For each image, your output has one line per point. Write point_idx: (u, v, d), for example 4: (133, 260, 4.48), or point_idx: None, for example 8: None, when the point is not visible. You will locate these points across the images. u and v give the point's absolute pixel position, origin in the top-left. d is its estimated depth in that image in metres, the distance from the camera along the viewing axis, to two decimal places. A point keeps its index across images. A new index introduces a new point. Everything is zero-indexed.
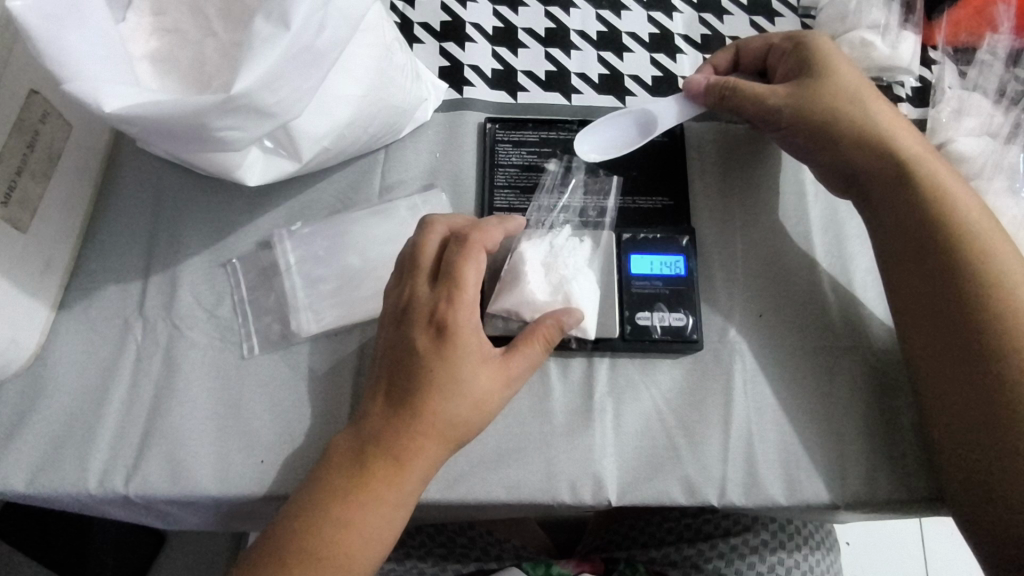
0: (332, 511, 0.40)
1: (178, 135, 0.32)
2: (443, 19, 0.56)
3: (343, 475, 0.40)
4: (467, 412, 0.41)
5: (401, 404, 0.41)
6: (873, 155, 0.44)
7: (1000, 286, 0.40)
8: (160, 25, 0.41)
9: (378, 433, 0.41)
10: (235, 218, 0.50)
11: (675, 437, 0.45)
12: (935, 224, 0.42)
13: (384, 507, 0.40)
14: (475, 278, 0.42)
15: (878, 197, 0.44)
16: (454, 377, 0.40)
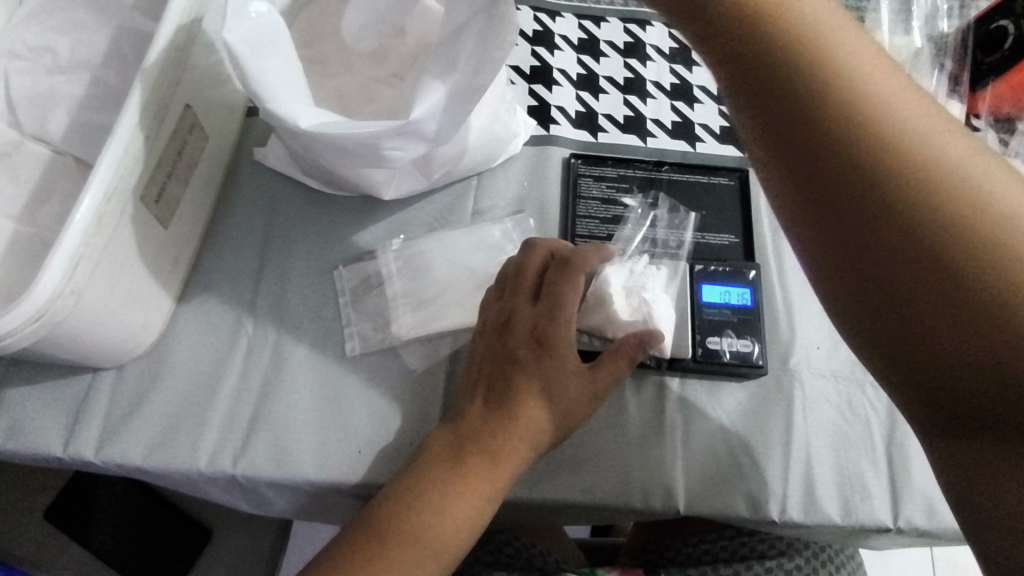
0: (429, 501, 0.42)
1: (351, 152, 0.37)
2: (533, 63, 0.62)
3: (441, 467, 0.44)
4: (559, 417, 0.45)
5: (502, 404, 0.45)
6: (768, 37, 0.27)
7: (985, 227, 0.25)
8: (308, 56, 0.46)
9: (477, 431, 0.44)
10: (341, 229, 0.55)
11: (739, 454, 0.49)
12: (910, 161, 0.25)
13: (477, 502, 0.43)
14: (573, 296, 0.47)
15: (823, 138, 0.26)
16: (550, 383, 0.45)
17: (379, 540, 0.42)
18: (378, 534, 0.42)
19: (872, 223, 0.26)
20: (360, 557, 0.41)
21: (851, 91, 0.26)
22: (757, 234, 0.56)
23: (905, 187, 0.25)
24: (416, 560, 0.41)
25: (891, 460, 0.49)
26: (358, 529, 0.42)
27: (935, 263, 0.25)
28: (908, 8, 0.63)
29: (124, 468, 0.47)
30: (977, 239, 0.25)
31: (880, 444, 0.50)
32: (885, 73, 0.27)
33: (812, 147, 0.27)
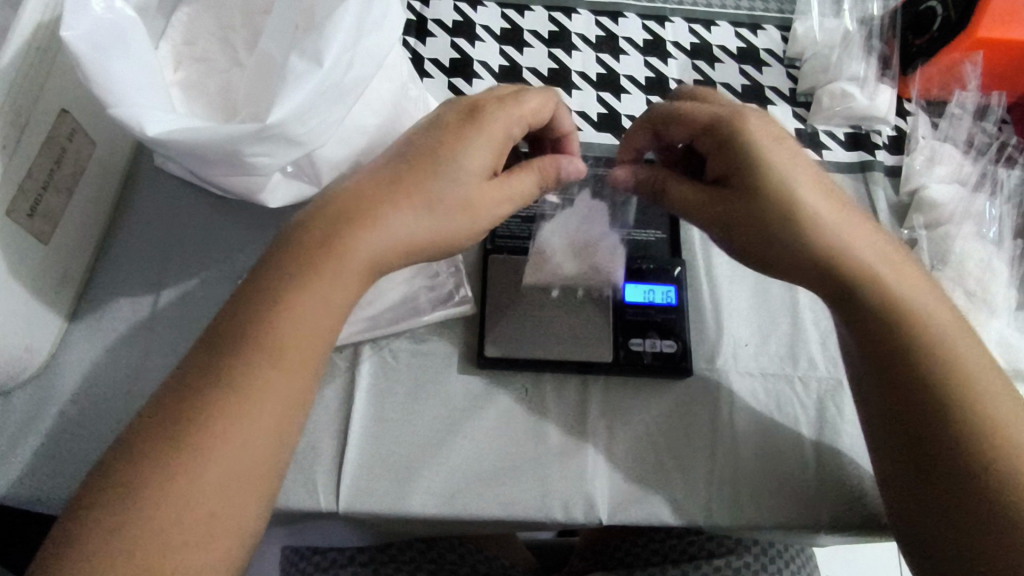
0: (180, 413, 0.35)
1: (211, 159, 0.34)
2: (452, 56, 0.60)
3: (187, 376, 0.37)
4: (350, 283, 0.39)
5: (267, 293, 0.38)
6: (795, 219, 0.41)
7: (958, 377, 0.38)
8: (189, 54, 0.43)
9: (235, 323, 0.37)
10: (247, 236, 0.52)
11: (664, 459, 0.47)
12: (901, 341, 0.39)
13: (248, 406, 0.36)
14: (493, 118, 0.43)
15: (814, 257, 0.41)
16: (392, 206, 0.40)
17: (133, 469, 0.34)
18: (131, 459, 0.34)
19: (897, 375, 0.39)
20: (113, 498, 0.33)
21: (822, 234, 0.41)
22: (684, 229, 0.54)
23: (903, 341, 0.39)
24: (184, 491, 0.34)
25: (819, 458, 0.48)
26: (103, 465, 0.35)
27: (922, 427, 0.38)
28: None
29: (10, 501, 0.44)
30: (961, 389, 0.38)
31: (809, 443, 0.48)
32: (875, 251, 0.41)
33: (878, 339, 0.40)
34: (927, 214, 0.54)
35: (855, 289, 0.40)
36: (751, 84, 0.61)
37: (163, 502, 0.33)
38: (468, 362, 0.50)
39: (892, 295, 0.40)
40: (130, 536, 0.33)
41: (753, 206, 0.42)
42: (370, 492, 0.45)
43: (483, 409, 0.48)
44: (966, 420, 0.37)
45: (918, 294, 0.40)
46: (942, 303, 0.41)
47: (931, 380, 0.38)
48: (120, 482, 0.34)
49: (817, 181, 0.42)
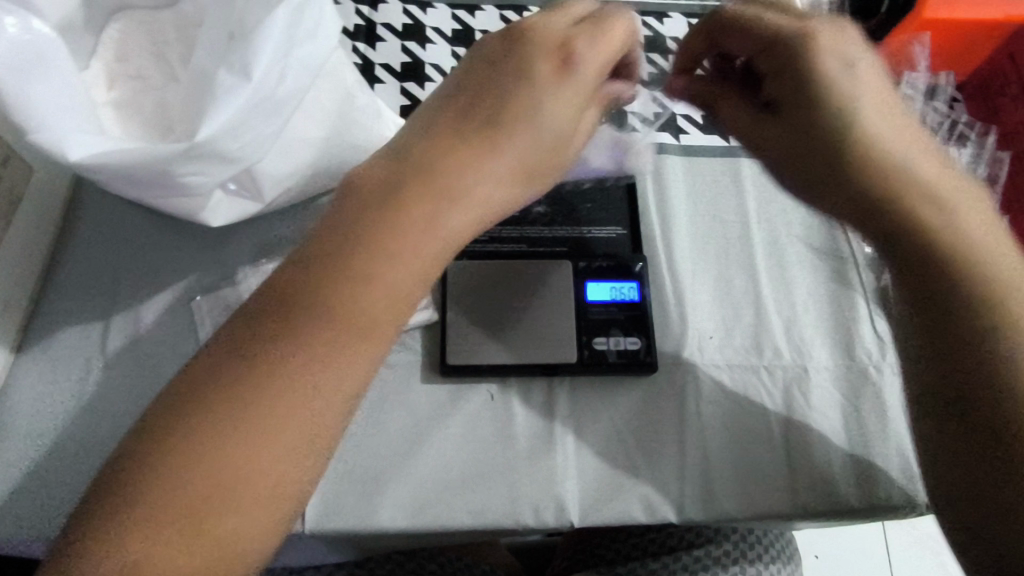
0: (228, 399, 0.32)
1: (143, 180, 0.33)
2: (403, 60, 0.59)
3: (232, 356, 0.33)
4: (432, 257, 0.35)
5: (327, 272, 0.34)
6: (902, 178, 0.40)
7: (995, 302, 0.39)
8: (123, 71, 0.42)
9: (303, 301, 0.33)
10: (199, 254, 0.51)
11: (633, 456, 0.47)
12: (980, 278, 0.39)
13: (307, 390, 0.32)
14: (565, 92, 0.38)
15: (875, 208, 0.41)
16: (470, 170, 0.36)
17: (184, 437, 0.31)
18: (168, 434, 0.31)
19: (942, 290, 0.39)
20: (162, 483, 0.30)
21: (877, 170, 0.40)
22: (645, 223, 0.54)
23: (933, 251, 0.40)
24: (257, 486, 0.31)
25: (789, 446, 0.48)
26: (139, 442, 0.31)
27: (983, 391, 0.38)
28: None
29: None
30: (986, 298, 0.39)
31: (778, 432, 0.48)
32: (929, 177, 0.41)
33: (916, 263, 0.40)
34: None
35: (918, 245, 0.40)
36: None
37: (212, 485, 0.31)
38: (431, 370, 0.49)
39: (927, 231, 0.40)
40: (173, 513, 0.30)
41: (832, 163, 0.42)
42: (337, 509, 0.44)
43: (448, 418, 0.48)
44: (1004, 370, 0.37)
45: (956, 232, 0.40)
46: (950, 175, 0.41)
47: (990, 325, 0.38)
48: (162, 464, 0.31)
49: (881, 102, 0.42)
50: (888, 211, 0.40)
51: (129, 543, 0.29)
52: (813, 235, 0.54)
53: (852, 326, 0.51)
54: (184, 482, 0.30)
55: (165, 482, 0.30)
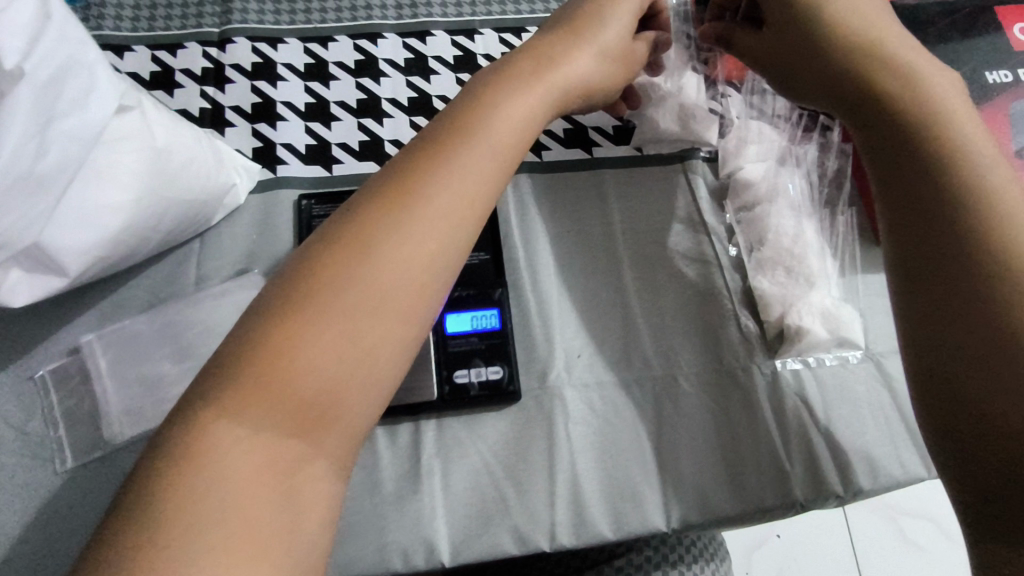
0: (293, 335, 0.32)
1: None
2: (254, 100, 0.57)
3: (304, 278, 0.33)
4: (470, 196, 0.37)
5: (362, 221, 0.35)
6: (891, 80, 0.41)
7: (972, 191, 0.37)
8: None
9: (334, 308, 0.33)
10: (42, 326, 0.49)
11: (503, 488, 0.46)
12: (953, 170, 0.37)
13: (368, 316, 0.33)
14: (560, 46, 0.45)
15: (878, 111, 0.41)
16: (455, 172, 0.37)
17: (348, 408, 0.32)
18: (224, 386, 0.31)
19: (930, 191, 0.38)
20: (234, 403, 0.30)
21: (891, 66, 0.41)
22: (508, 246, 0.53)
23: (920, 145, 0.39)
24: (291, 511, 0.29)
25: (662, 460, 0.48)
26: (217, 378, 0.31)
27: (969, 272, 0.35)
28: None
29: None
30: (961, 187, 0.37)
31: (650, 446, 0.48)
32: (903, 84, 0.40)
33: (903, 163, 0.39)
34: (743, 196, 0.54)
35: (914, 136, 0.39)
36: None
37: (282, 408, 0.31)
38: None
39: (947, 130, 0.39)
40: (249, 446, 0.29)
41: (823, 77, 0.43)
42: None
43: None
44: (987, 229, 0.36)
45: (965, 125, 0.39)
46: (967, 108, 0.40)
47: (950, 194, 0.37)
48: (239, 396, 0.30)
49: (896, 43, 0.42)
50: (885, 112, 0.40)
51: (216, 491, 0.28)
52: (678, 240, 0.54)
53: (719, 329, 0.51)
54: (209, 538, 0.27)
55: (282, 397, 0.31)
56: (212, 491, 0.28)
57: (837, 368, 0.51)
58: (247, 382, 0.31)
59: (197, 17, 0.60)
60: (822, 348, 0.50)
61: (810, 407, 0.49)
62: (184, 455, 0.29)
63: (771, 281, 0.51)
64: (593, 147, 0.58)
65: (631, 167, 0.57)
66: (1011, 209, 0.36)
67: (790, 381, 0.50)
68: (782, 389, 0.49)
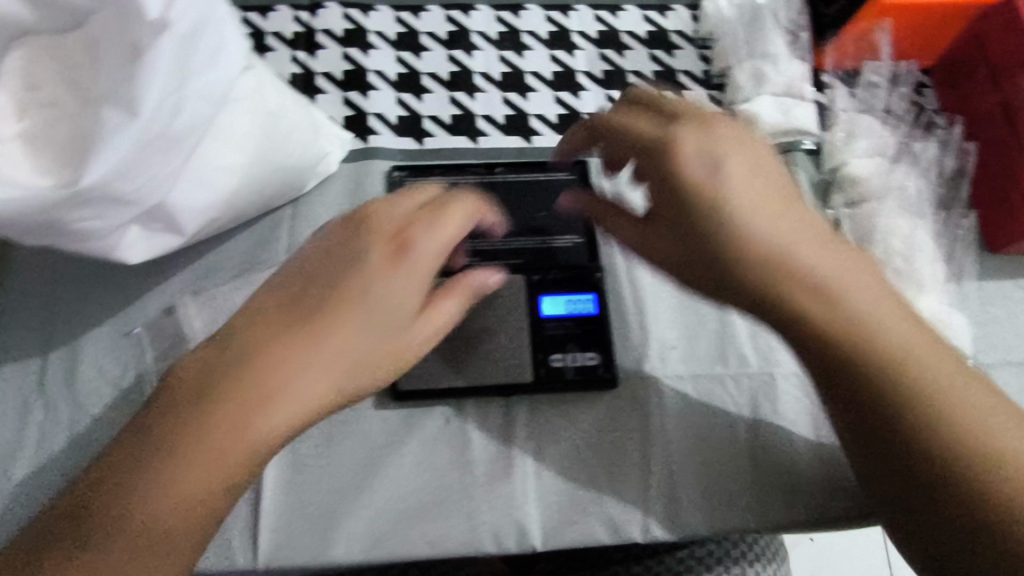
0: (240, 407, 0.33)
1: (31, 230, 0.30)
2: (345, 68, 0.56)
3: (213, 365, 0.34)
4: (715, 267, 0.37)
5: (308, 302, 0.36)
6: (746, 188, 0.37)
7: (863, 340, 0.35)
8: (35, 99, 0.40)
9: (195, 424, 0.32)
10: (139, 285, 0.49)
11: (595, 476, 0.45)
12: (877, 361, 0.35)
13: (292, 421, 0.34)
14: (665, 117, 0.40)
15: (752, 266, 0.36)
16: (337, 333, 0.36)
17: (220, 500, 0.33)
18: (118, 475, 0.32)
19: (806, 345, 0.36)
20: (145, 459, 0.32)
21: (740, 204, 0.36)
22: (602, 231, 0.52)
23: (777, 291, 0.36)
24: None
25: (758, 459, 0.46)
26: (175, 428, 0.32)
27: (930, 462, 0.34)
28: None
29: None
30: (843, 337, 0.35)
31: (746, 445, 0.46)
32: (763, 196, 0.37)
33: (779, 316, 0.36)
34: (850, 192, 0.52)
35: (815, 330, 0.35)
36: (663, 69, 0.58)
37: (212, 471, 0.32)
38: (382, 395, 0.47)
39: (877, 339, 0.35)
40: (173, 498, 0.32)
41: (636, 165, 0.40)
42: (294, 544, 0.44)
43: (402, 444, 0.46)
44: (973, 455, 0.33)
45: (886, 313, 0.35)
46: (888, 294, 0.36)
47: (902, 420, 0.34)
48: (183, 466, 0.32)
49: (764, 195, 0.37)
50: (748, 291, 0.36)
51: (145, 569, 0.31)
52: None
53: None
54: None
55: (224, 442, 0.32)
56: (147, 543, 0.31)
57: None
58: (200, 436, 0.32)
59: None
60: None
61: None
62: (132, 547, 0.31)
63: None
64: None
65: None
66: (904, 366, 0.34)
67: None
68: None
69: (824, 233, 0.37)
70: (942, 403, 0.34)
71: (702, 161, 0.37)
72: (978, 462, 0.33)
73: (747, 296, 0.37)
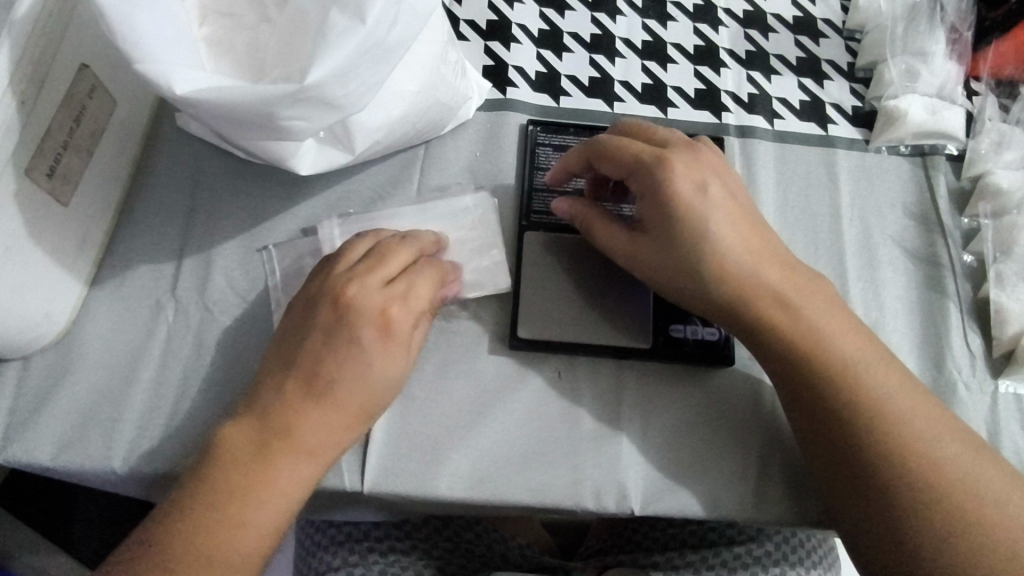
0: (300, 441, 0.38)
1: (245, 123, 0.32)
2: (489, 18, 0.56)
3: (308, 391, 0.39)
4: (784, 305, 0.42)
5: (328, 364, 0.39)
6: (749, 244, 0.42)
7: (881, 402, 0.40)
8: (217, 7, 0.40)
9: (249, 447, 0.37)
10: (272, 204, 0.50)
11: (701, 450, 0.45)
12: (874, 406, 0.40)
13: (297, 457, 0.37)
14: (728, 168, 0.45)
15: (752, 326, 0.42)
16: (361, 370, 0.39)
17: (261, 504, 0.36)
18: (215, 468, 0.37)
19: (834, 402, 0.41)
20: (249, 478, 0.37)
21: (701, 236, 0.41)
22: None
23: (818, 347, 0.41)
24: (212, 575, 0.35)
25: None
26: (238, 443, 0.37)
27: (872, 480, 0.39)
28: None
29: (32, 469, 0.43)
30: (877, 403, 0.40)
31: None
32: (778, 261, 0.43)
33: (810, 367, 0.41)
34: (992, 202, 0.51)
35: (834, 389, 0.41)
36: (807, 56, 0.57)
37: (255, 494, 0.36)
38: (499, 343, 0.47)
39: (870, 397, 0.40)
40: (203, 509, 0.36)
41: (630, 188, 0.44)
42: (397, 473, 0.43)
43: (514, 393, 0.46)
44: (926, 491, 0.38)
45: (892, 390, 0.41)
46: (898, 377, 0.41)
47: (878, 455, 0.39)
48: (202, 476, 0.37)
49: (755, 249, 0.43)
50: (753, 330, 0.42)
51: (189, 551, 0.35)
52: (908, 237, 0.51)
53: (943, 339, 0.48)
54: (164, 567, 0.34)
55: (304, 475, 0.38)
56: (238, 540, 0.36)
57: None
58: (276, 453, 0.37)
59: None
60: None
61: None
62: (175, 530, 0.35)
63: (1011, 296, 0.48)
64: (828, 123, 0.55)
65: (866, 153, 0.54)
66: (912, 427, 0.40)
67: (1014, 404, 0.47)
68: (1002, 413, 0.46)
69: (850, 322, 0.43)
70: (943, 457, 0.39)
71: (714, 182, 0.43)
72: (927, 497, 0.38)
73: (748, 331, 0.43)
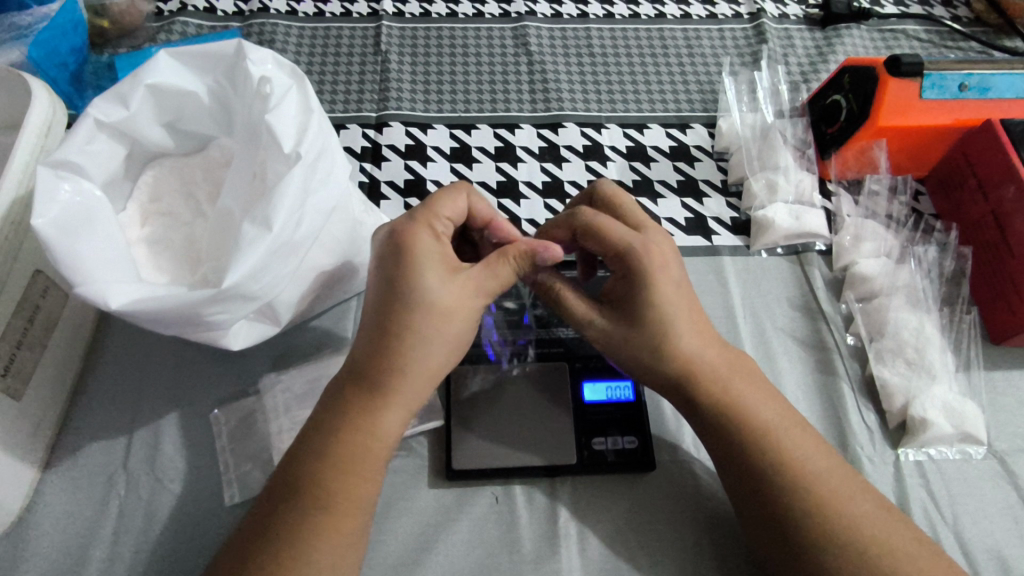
0: (371, 408, 0.41)
1: (173, 320, 0.36)
2: (407, 177, 0.64)
3: (367, 358, 0.42)
4: (724, 381, 0.45)
5: (393, 321, 0.42)
6: (685, 339, 0.45)
7: (804, 477, 0.41)
8: (154, 210, 0.47)
9: (336, 407, 0.42)
10: (218, 369, 0.54)
11: (637, 556, 0.48)
12: (793, 475, 0.41)
13: (387, 399, 0.41)
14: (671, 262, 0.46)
15: (692, 394, 0.45)
16: (415, 288, 0.42)
17: (355, 446, 0.41)
18: (328, 431, 0.41)
19: (761, 473, 0.42)
20: (309, 464, 0.40)
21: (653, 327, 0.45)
22: None
23: (748, 427, 0.43)
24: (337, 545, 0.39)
25: None
26: (329, 410, 0.42)
27: (779, 528, 0.41)
28: (755, 90, 0.68)
29: None
30: (803, 481, 0.41)
31: None
32: (717, 357, 0.46)
33: (741, 443, 0.43)
34: (859, 288, 0.58)
35: (762, 457, 0.42)
36: (685, 178, 0.65)
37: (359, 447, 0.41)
38: (438, 476, 0.50)
39: (790, 458, 0.42)
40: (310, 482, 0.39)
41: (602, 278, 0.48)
42: None
43: (455, 522, 0.49)
44: (841, 548, 0.39)
45: (813, 456, 0.42)
46: (830, 454, 0.43)
47: (791, 504, 0.41)
48: (316, 446, 0.41)
49: (695, 322, 0.46)
50: (692, 394, 0.45)
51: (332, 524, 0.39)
52: (797, 328, 0.58)
53: (842, 417, 0.53)
54: (281, 534, 0.38)
55: (367, 467, 0.41)
56: (306, 555, 0.38)
57: (960, 462, 0.52)
58: (363, 404, 0.41)
59: (358, 103, 0.69)
60: (944, 440, 0.51)
61: (935, 494, 0.50)
62: (284, 508, 0.39)
63: (892, 371, 0.54)
64: (712, 235, 0.62)
65: (748, 256, 0.61)
66: (842, 502, 0.41)
67: (915, 471, 0.51)
68: (905, 480, 0.51)
69: (786, 409, 0.45)
70: (872, 531, 0.40)
71: (659, 277, 0.45)
72: (843, 552, 0.39)
73: (689, 399, 0.46)
